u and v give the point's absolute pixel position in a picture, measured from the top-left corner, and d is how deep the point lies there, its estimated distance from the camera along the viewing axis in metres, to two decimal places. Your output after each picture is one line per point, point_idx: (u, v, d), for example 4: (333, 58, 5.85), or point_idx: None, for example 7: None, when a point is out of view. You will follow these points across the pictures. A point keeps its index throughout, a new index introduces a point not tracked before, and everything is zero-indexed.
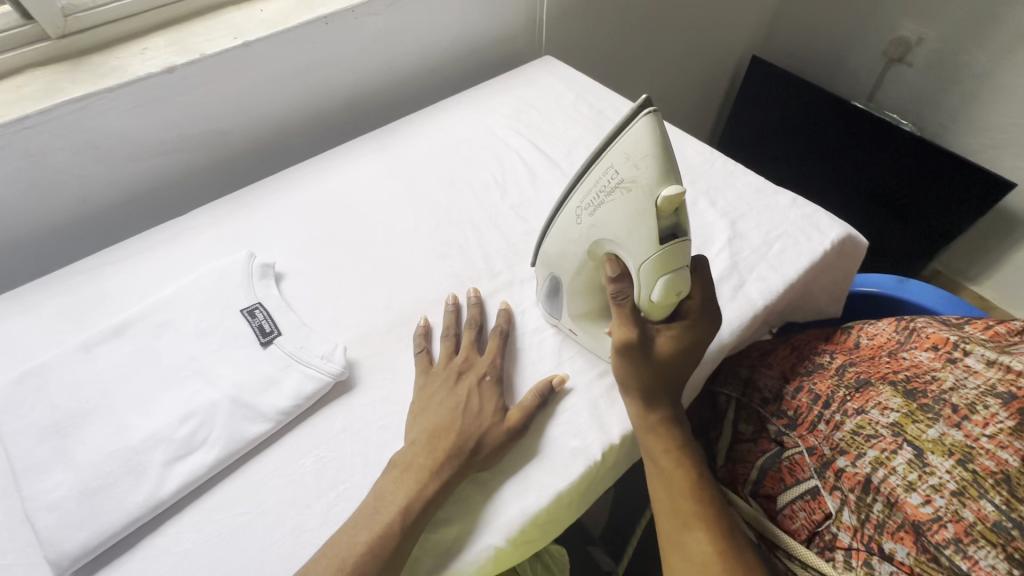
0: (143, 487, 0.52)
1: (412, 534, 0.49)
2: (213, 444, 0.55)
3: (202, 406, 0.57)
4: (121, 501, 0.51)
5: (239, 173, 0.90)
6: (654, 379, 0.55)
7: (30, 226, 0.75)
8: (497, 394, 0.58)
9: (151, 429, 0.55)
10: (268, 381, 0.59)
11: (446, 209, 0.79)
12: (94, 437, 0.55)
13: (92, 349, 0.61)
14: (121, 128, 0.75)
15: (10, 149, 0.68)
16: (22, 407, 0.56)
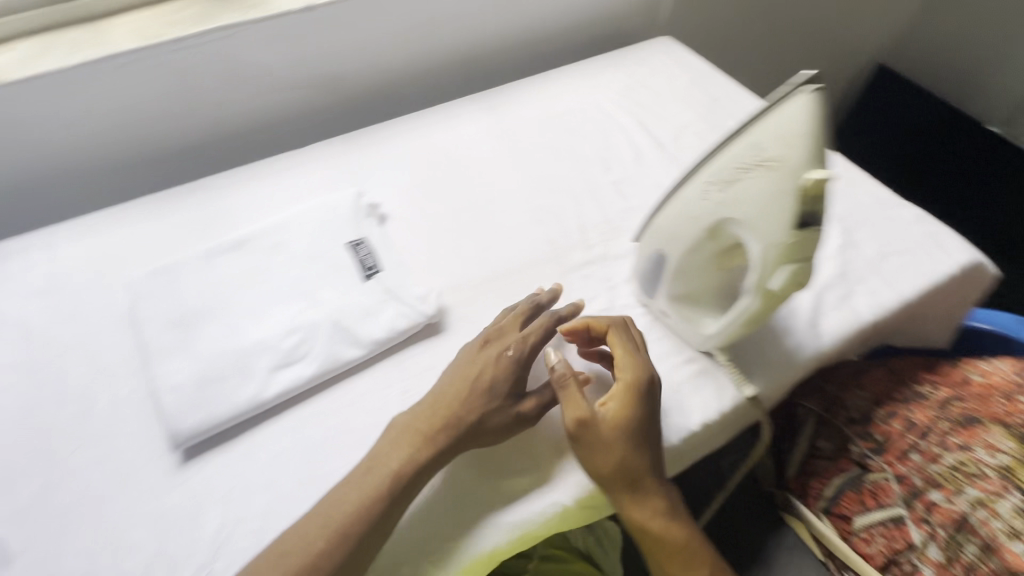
0: (249, 387, 0.56)
1: (416, 488, 0.50)
2: (310, 361, 0.58)
3: (302, 323, 0.61)
4: (230, 395, 0.56)
5: (351, 116, 0.94)
6: (632, 473, 0.51)
7: (169, 141, 0.82)
8: (517, 375, 0.55)
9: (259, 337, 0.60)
10: (366, 313, 0.62)
11: (546, 176, 0.79)
12: (211, 335, 0.60)
13: (216, 257, 0.67)
14: (257, 59, 0.80)
15: (164, 67, 0.75)
16: (156, 299, 0.63)
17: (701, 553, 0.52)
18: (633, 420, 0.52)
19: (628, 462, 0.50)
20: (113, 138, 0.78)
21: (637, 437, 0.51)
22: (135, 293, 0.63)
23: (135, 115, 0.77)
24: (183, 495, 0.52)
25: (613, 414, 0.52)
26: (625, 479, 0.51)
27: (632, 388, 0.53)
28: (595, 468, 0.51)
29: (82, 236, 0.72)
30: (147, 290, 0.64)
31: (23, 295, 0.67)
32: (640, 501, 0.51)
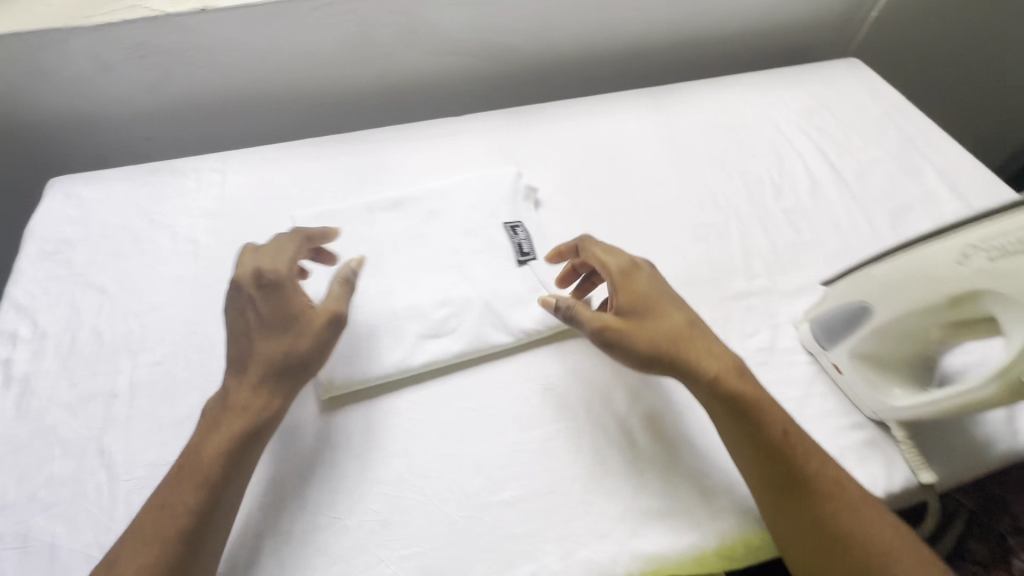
0: (396, 352, 0.56)
1: (240, 465, 0.48)
2: (458, 338, 0.58)
3: (453, 297, 0.60)
4: (379, 354, 0.56)
5: (508, 91, 0.92)
6: (665, 343, 0.52)
7: (338, 88, 0.83)
8: (275, 305, 0.52)
9: (411, 302, 0.60)
10: (517, 300, 0.60)
11: (711, 191, 0.74)
12: (365, 290, 0.61)
13: (376, 213, 0.67)
14: (439, 20, 0.79)
15: (353, 15, 0.75)
16: (317, 245, 0.64)
17: (773, 410, 0.50)
18: (643, 296, 0.54)
19: (654, 333, 0.52)
20: (290, 77, 0.80)
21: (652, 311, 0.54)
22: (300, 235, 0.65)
23: (315, 57, 0.79)
24: (324, 443, 0.53)
25: (621, 300, 0.54)
26: (659, 352, 0.52)
27: (628, 271, 0.56)
28: (636, 345, 0.52)
29: (252, 168, 0.74)
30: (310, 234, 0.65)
31: (195, 216, 0.70)
32: (695, 362, 0.51)
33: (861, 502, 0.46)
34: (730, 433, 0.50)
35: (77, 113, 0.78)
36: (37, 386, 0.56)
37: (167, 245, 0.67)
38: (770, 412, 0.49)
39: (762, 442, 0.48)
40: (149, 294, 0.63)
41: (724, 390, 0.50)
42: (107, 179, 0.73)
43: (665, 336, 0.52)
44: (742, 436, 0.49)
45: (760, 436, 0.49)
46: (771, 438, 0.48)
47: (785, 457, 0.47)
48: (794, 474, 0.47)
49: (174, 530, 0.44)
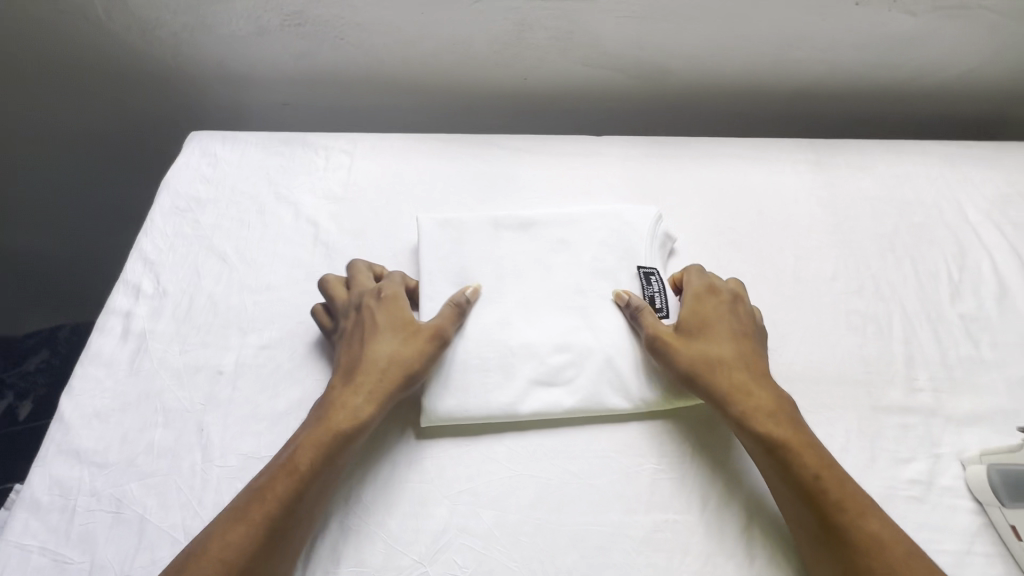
0: (503, 392, 0.52)
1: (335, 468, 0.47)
2: (570, 392, 0.53)
3: (573, 344, 0.55)
4: (487, 392, 0.52)
5: (651, 114, 0.85)
6: (707, 360, 0.52)
7: (477, 84, 0.80)
8: (391, 317, 0.53)
9: (527, 340, 0.55)
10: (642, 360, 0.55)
11: (874, 274, 0.65)
12: (482, 316, 0.56)
13: (503, 231, 0.62)
14: (600, 31, 0.73)
15: (514, 14, 0.71)
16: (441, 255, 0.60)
17: (811, 455, 0.47)
18: (701, 317, 0.54)
19: (699, 350, 0.52)
20: (433, 65, 0.77)
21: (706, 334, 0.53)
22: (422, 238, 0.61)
23: (464, 49, 0.75)
24: (417, 475, 0.50)
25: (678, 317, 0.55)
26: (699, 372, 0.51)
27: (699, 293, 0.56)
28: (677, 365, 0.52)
29: (380, 156, 0.72)
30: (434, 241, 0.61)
31: (319, 196, 0.68)
32: (734, 393, 0.50)
33: (906, 568, 0.42)
34: (765, 468, 0.48)
35: (227, 71, 0.79)
36: (152, 346, 0.56)
37: (289, 223, 0.66)
38: (807, 454, 0.47)
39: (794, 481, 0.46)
40: (265, 272, 0.62)
41: (756, 420, 0.49)
42: (242, 142, 0.73)
43: (709, 359, 0.52)
44: (776, 474, 0.47)
45: (792, 474, 0.47)
46: (802, 479, 0.46)
47: (815, 501, 0.45)
48: (825, 520, 0.45)
49: (254, 529, 0.42)
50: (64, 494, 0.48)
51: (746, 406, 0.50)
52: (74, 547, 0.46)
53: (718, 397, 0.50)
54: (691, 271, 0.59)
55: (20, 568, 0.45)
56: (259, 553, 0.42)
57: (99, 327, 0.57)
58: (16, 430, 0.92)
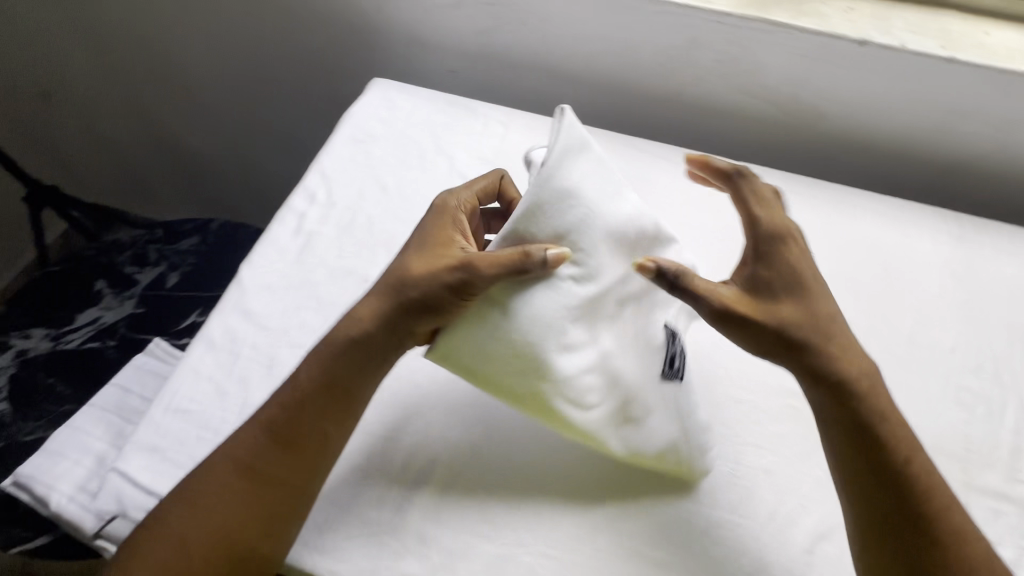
0: (510, 371, 0.50)
1: (337, 387, 0.52)
2: (580, 398, 0.51)
3: (597, 353, 0.52)
4: (524, 375, 0.50)
5: (793, 157, 0.85)
6: (818, 342, 0.50)
7: (631, 89, 0.84)
8: (431, 236, 0.55)
9: (561, 325, 0.50)
10: (651, 410, 0.52)
11: (997, 359, 0.63)
12: (553, 295, 0.50)
13: (611, 201, 0.53)
14: (766, 63, 0.75)
15: (690, 31, 0.75)
16: (563, 175, 0.50)
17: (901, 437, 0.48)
18: (775, 268, 0.51)
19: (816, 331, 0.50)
20: (597, 64, 0.83)
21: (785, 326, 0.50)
22: (562, 132, 0.51)
23: (631, 54, 0.80)
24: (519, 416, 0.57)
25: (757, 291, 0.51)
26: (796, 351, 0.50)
27: (764, 236, 0.53)
28: (762, 329, 0.50)
29: (532, 136, 0.79)
30: (564, 151, 0.51)
31: (473, 156, 0.76)
32: (821, 363, 0.49)
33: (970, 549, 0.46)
34: (850, 455, 0.48)
35: (416, 33, 0.89)
36: (317, 246, 0.66)
37: (444, 173, 0.74)
38: (895, 437, 0.48)
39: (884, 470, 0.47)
40: (416, 208, 0.70)
41: (843, 400, 0.49)
42: (417, 95, 0.82)
43: (814, 343, 0.49)
44: (862, 458, 0.48)
45: (882, 459, 0.48)
46: (892, 464, 0.47)
47: (901, 486, 0.47)
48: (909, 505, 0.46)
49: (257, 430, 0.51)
50: (233, 340, 0.58)
51: (860, 391, 0.49)
52: (234, 382, 0.56)
53: (819, 377, 0.49)
54: (739, 184, 0.55)
55: (193, 386, 0.55)
56: (259, 449, 0.50)
57: (278, 219, 0.68)
58: (163, 293, 1.08)
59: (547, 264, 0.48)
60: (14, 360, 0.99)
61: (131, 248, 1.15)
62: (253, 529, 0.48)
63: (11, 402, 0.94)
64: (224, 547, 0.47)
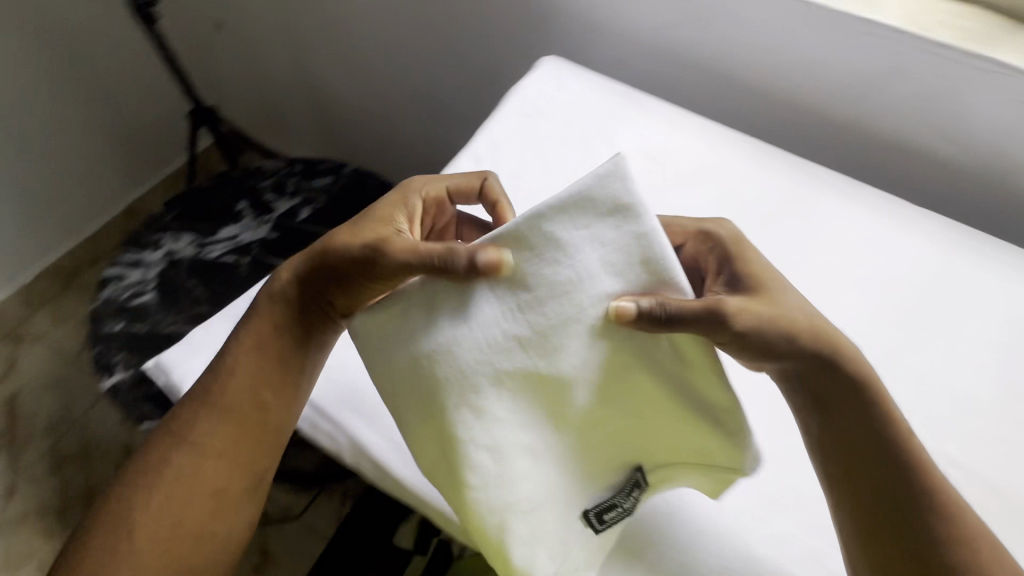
0: (418, 412, 0.53)
1: (261, 367, 0.58)
2: (483, 476, 0.50)
3: (506, 423, 0.51)
4: (433, 425, 0.52)
5: (981, 214, 0.77)
6: (842, 360, 0.51)
7: (805, 109, 0.80)
8: (370, 219, 0.60)
9: (476, 386, 0.51)
10: (561, 508, 0.53)
11: None
12: (477, 353, 0.51)
13: (601, 272, 0.50)
14: (975, 105, 0.70)
15: (894, 58, 0.71)
16: (563, 229, 0.50)
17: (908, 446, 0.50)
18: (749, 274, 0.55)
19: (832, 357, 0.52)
20: (776, 77, 0.79)
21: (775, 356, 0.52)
22: (592, 180, 0.50)
23: (819, 73, 0.76)
24: None
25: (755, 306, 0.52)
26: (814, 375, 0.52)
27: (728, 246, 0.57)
28: (759, 335, 0.51)
29: (695, 140, 0.77)
30: (569, 206, 0.50)
31: (634, 150, 0.75)
32: (828, 374, 0.51)
33: (980, 540, 0.48)
34: (856, 469, 0.50)
35: (594, 16, 0.88)
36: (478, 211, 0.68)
37: (604, 162, 0.74)
38: (897, 444, 0.50)
39: (896, 473, 0.50)
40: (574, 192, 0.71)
41: (841, 409, 0.51)
42: (585, 78, 0.82)
43: (837, 362, 0.51)
44: (868, 472, 0.50)
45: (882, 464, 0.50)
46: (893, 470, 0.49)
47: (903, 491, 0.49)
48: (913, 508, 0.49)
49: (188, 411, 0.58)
50: None
51: (880, 399, 0.51)
52: None
53: (829, 392, 0.51)
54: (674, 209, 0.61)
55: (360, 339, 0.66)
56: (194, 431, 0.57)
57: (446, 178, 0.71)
58: (294, 225, 1.15)
59: (477, 267, 0.51)
60: (164, 259, 1.10)
61: (273, 177, 1.24)
62: (198, 507, 0.56)
63: (157, 296, 1.06)
64: (177, 525, 0.55)
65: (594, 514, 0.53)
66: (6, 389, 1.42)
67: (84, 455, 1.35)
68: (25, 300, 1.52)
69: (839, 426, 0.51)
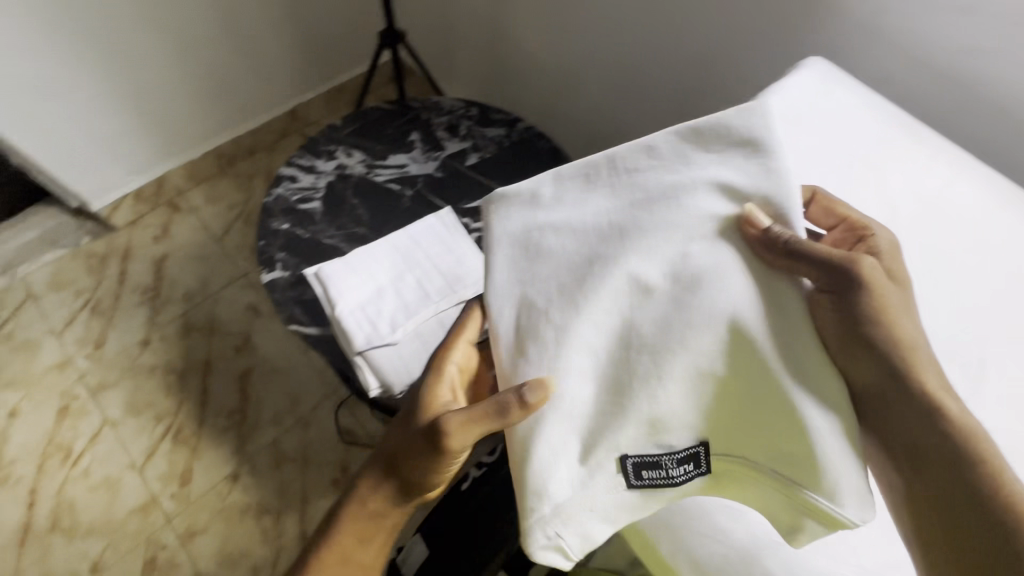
0: (511, 265, 0.53)
1: (385, 519, 0.65)
2: (542, 349, 0.49)
3: (579, 311, 0.49)
4: (517, 285, 0.52)
5: None
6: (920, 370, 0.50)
7: None
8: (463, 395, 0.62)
9: (567, 261, 0.51)
10: (595, 430, 0.49)
11: None
12: (577, 235, 0.52)
13: (723, 193, 0.50)
14: None
15: None
16: (699, 147, 0.52)
17: (956, 447, 0.47)
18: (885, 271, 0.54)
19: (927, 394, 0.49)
20: None
21: (862, 330, 0.49)
22: (732, 113, 0.52)
23: None
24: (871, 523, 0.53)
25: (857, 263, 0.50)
26: (889, 387, 0.49)
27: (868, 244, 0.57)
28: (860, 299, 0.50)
29: (979, 191, 0.66)
30: (707, 130, 0.52)
31: (907, 185, 0.65)
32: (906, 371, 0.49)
33: None
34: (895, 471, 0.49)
35: (877, 23, 0.77)
36: None
37: (870, 197, 0.64)
38: (941, 445, 0.47)
39: (975, 499, 0.46)
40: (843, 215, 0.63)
41: (886, 404, 0.49)
42: (857, 90, 0.72)
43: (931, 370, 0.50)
44: (907, 467, 0.48)
45: (922, 464, 0.48)
46: (932, 466, 0.47)
47: (948, 490, 0.47)
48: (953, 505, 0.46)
49: (317, 567, 0.63)
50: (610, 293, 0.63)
51: (937, 402, 0.48)
52: None
53: (896, 413, 0.49)
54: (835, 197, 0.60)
55: None
56: None
57: None
58: (462, 168, 1.13)
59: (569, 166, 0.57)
60: (335, 171, 1.12)
61: (448, 116, 1.21)
62: None
63: (323, 205, 1.07)
64: None
65: (632, 464, 0.49)
66: (158, 251, 1.54)
67: (209, 330, 1.45)
68: (189, 174, 1.62)
69: (917, 467, 0.48)
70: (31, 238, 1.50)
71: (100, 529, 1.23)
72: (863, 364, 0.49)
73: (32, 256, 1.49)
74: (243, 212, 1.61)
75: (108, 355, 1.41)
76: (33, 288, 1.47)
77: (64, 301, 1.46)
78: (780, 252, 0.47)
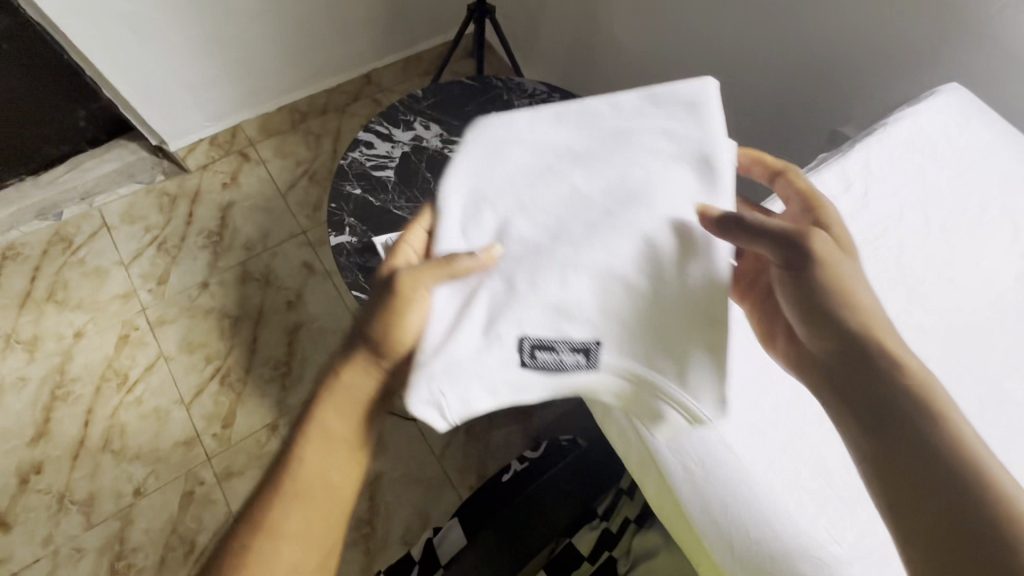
0: (473, 163, 0.58)
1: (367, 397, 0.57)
2: (483, 234, 0.57)
3: (521, 212, 0.57)
4: (473, 181, 0.58)
5: None
6: (882, 342, 0.49)
7: None
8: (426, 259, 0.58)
9: (521, 168, 0.58)
10: (508, 314, 0.53)
11: None
12: (534, 149, 0.58)
13: (667, 141, 0.58)
14: None
15: None
16: (658, 102, 0.59)
17: (922, 425, 0.45)
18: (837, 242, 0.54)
19: (918, 376, 0.47)
20: None
21: (806, 300, 0.52)
22: (685, 85, 0.60)
23: None
24: None
25: (812, 239, 0.52)
26: (846, 351, 0.49)
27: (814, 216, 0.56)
28: (808, 274, 0.52)
29: None
30: (670, 91, 0.59)
31: None
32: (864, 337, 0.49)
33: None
34: (859, 442, 0.47)
35: None
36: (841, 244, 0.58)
37: (1002, 244, 0.59)
38: (899, 413, 0.46)
39: (948, 471, 0.43)
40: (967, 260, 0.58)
41: (845, 379, 0.49)
42: (997, 125, 0.65)
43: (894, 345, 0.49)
44: (871, 438, 0.46)
45: (890, 437, 0.45)
46: (901, 440, 0.45)
47: (918, 462, 0.44)
48: (919, 476, 0.43)
49: (296, 453, 0.57)
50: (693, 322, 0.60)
51: (902, 373, 0.47)
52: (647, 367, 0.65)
53: (862, 382, 0.48)
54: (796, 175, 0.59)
55: None
56: (305, 473, 0.56)
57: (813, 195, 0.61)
58: None
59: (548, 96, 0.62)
60: (411, 142, 1.11)
61: (529, 99, 1.18)
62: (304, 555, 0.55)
63: (397, 175, 1.07)
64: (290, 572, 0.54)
65: (531, 344, 0.53)
66: (224, 198, 1.58)
67: (264, 281, 1.49)
68: (262, 126, 1.65)
69: (889, 437, 0.45)
70: (110, 170, 1.56)
71: (147, 455, 1.29)
72: (819, 335, 0.51)
73: (110, 188, 1.56)
74: (308, 169, 1.63)
75: (169, 291, 1.46)
76: (108, 218, 1.54)
77: (134, 235, 1.52)
78: (733, 228, 0.52)
